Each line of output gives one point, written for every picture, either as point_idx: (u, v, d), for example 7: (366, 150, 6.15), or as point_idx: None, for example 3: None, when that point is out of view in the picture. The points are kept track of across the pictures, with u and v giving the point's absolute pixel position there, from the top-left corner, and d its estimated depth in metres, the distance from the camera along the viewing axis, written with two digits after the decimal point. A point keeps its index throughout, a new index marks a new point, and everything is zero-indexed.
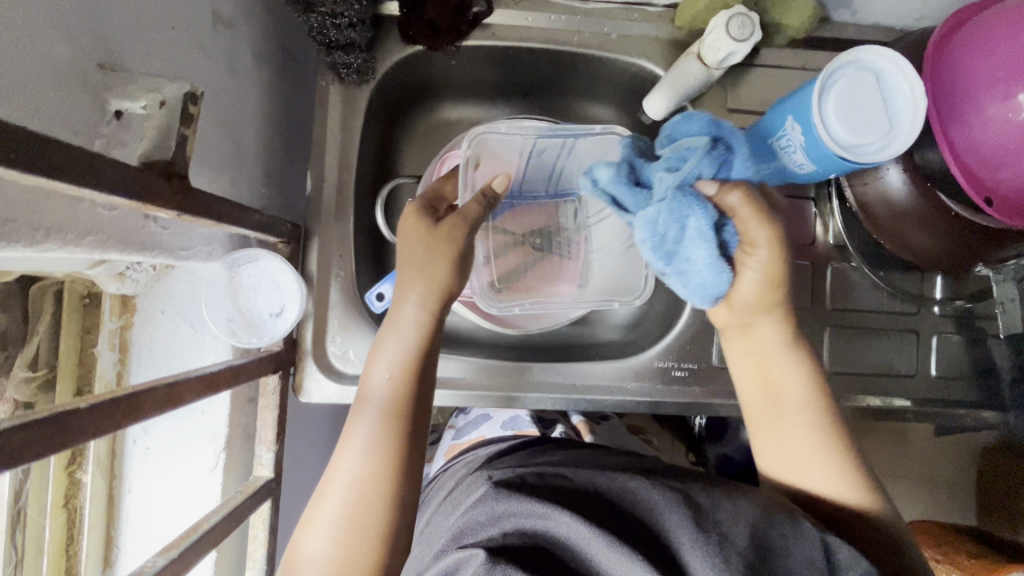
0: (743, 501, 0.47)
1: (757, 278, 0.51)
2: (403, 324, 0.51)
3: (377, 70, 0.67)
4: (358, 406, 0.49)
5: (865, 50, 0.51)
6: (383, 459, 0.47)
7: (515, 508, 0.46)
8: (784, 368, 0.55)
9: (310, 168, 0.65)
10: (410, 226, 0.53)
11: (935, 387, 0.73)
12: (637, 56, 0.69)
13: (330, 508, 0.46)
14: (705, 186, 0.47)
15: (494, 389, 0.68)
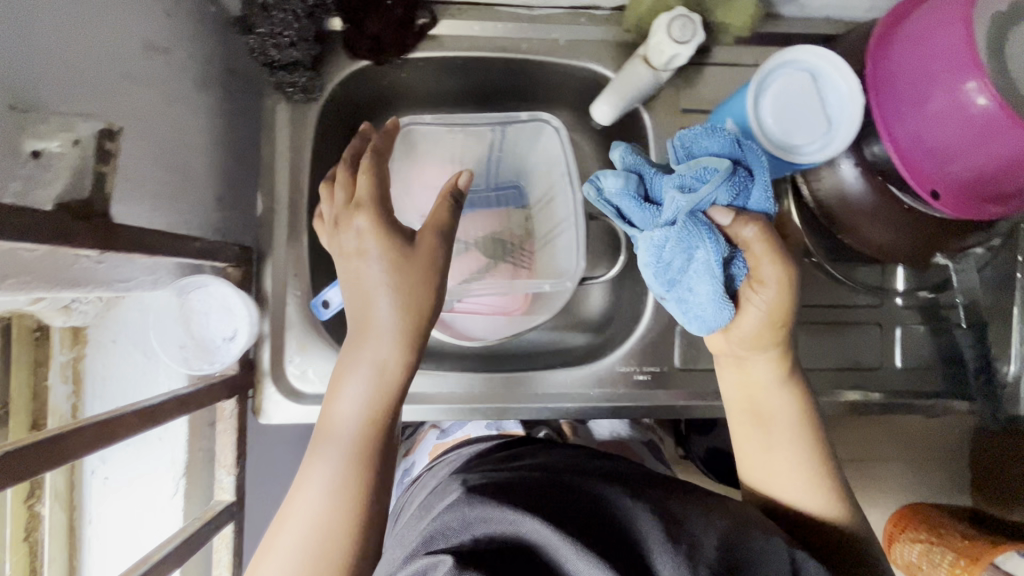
0: (715, 512, 0.47)
1: (760, 318, 0.50)
2: (369, 356, 0.50)
3: (325, 86, 0.66)
4: (322, 441, 0.49)
5: (802, 49, 0.50)
6: (346, 496, 0.47)
7: (489, 513, 0.45)
8: (773, 398, 0.54)
9: (261, 188, 0.65)
10: (381, 249, 0.51)
11: (903, 378, 0.72)
12: (587, 60, 0.68)
13: (287, 541, 0.45)
14: (717, 215, 0.48)
15: (456, 401, 0.68)
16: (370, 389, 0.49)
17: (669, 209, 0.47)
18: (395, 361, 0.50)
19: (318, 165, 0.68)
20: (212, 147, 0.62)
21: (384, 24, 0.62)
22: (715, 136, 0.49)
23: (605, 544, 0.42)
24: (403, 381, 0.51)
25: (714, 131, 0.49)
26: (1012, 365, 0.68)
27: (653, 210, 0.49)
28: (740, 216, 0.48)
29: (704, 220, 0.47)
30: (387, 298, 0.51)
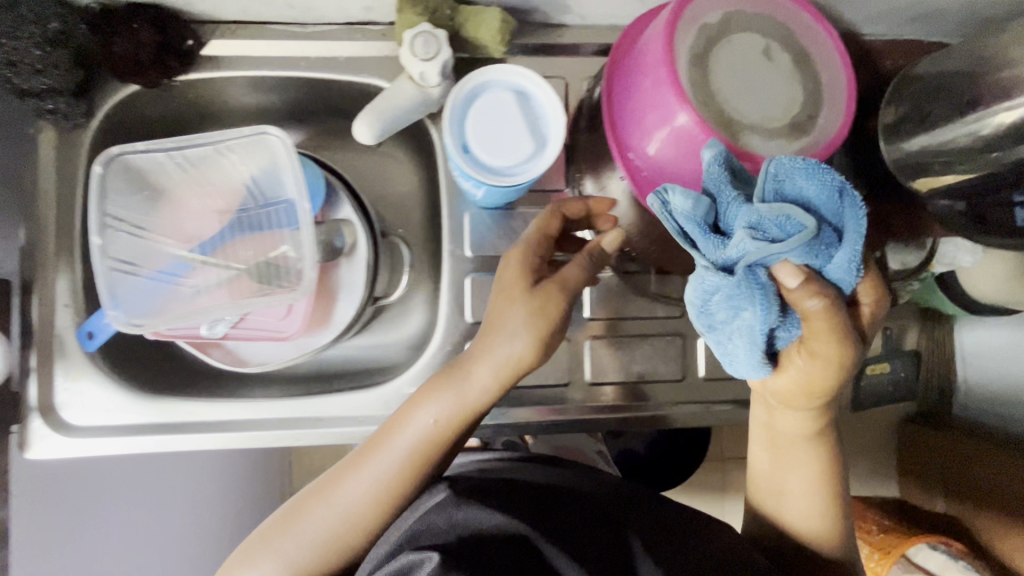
0: (698, 532, 0.52)
1: (799, 381, 0.49)
2: (477, 379, 0.57)
3: (94, 110, 0.65)
4: (386, 434, 0.58)
5: (514, 70, 0.49)
6: (387, 497, 0.56)
7: (477, 514, 0.49)
8: (797, 454, 0.56)
9: (26, 217, 0.63)
10: (506, 275, 0.57)
11: (706, 388, 0.72)
12: (368, 77, 0.67)
13: (318, 522, 0.55)
14: (790, 275, 0.42)
15: (239, 431, 0.66)
16: (447, 413, 0.57)
17: (733, 249, 0.41)
18: (460, 409, 0.57)
19: None
20: None
21: (139, 48, 0.60)
22: (817, 177, 0.41)
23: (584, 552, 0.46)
24: (482, 411, 0.58)
25: (817, 172, 0.41)
26: None
27: (716, 245, 0.42)
28: (806, 274, 0.42)
29: (765, 277, 0.42)
30: (513, 326, 0.56)
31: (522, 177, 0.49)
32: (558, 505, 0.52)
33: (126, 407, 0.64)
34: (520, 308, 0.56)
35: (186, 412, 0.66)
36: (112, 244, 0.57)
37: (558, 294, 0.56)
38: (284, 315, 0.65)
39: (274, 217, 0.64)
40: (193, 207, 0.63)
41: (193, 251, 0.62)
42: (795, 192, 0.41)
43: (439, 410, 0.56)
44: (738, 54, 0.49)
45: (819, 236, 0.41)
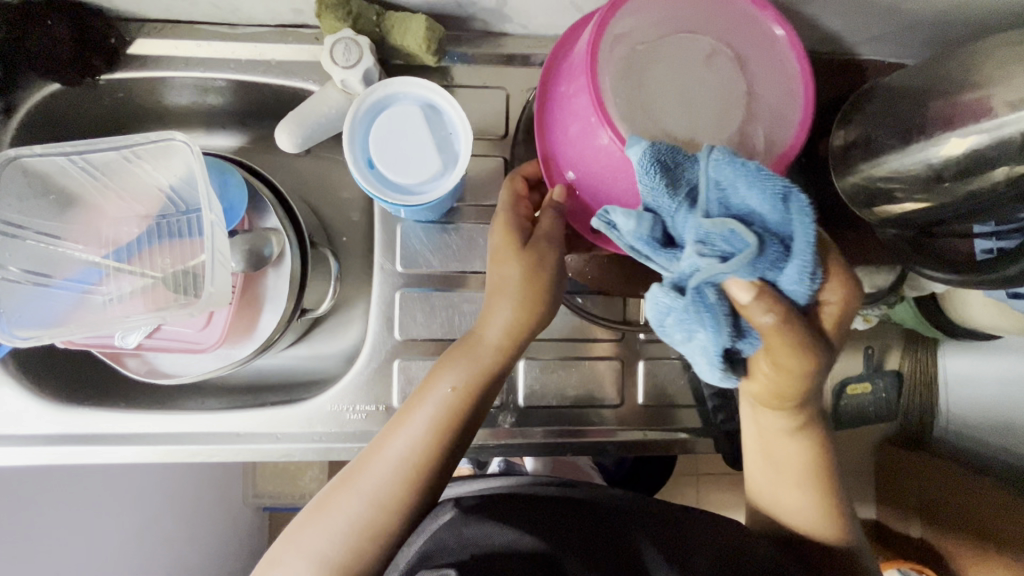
0: (711, 529, 0.52)
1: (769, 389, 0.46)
2: (478, 346, 0.53)
3: (15, 109, 0.63)
4: (400, 416, 0.53)
5: (424, 86, 0.46)
6: (409, 471, 0.50)
7: (486, 531, 0.47)
8: (788, 449, 0.52)
9: None
10: (499, 244, 0.53)
11: (646, 414, 0.69)
12: (299, 81, 0.65)
13: (349, 506, 0.50)
14: (740, 291, 0.38)
15: (152, 442, 0.63)
16: (464, 378, 0.53)
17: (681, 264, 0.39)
18: (469, 377, 0.53)
19: None
20: None
21: (57, 45, 0.59)
22: (760, 183, 0.36)
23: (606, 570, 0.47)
24: (493, 380, 0.54)
25: (759, 176, 0.37)
26: None
27: (668, 258, 0.40)
28: (755, 286, 0.37)
29: (717, 295, 0.39)
30: (503, 300, 0.52)
31: (418, 200, 0.46)
32: (567, 514, 0.52)
33: (41, 415, 0.63)
34: (507, 275, 0.52)
35: (101, 423, 0.64)
36: (15, 256, 0.56)
37: (543, 251, 0.51)
38: (204, 325, 0.63)
39: (192, 224, 0.61)
40: (110, 213, 0.61)
41: (108, 258, 0.60)
42: (739, 200, 0.37)
43: (451, 380, 0.53)
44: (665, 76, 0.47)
45: (768, 254, 0.36)
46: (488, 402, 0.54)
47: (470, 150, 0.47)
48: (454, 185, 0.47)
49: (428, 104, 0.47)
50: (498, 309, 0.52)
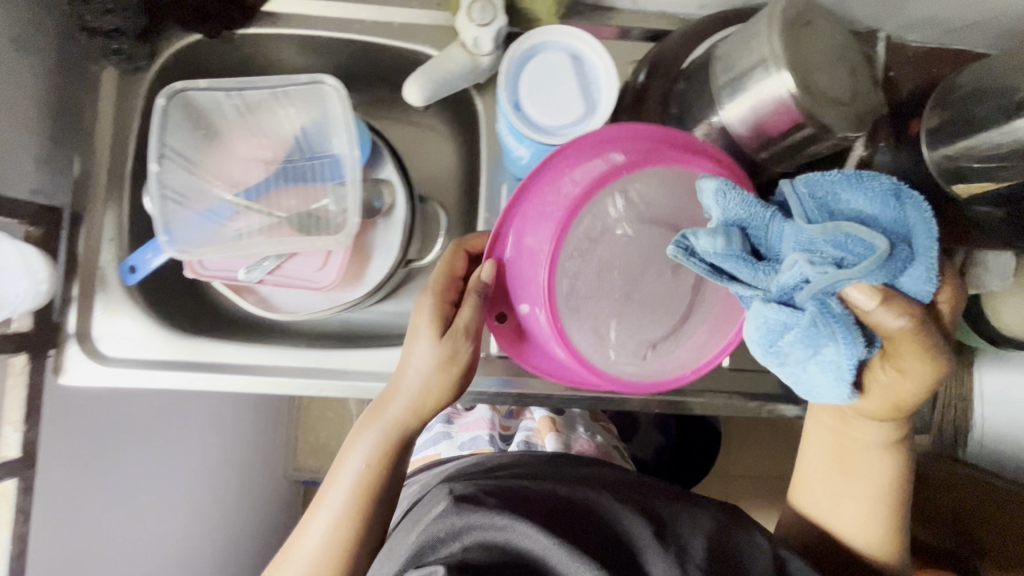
0: (699, 519, 0.58)
1: (883, 392, 0.47)
2: (387, 414, 0.57)
3: (154, 56, 0.67)
4: (332, 478, 0.59)
5: (582, 39, 0.50)
6: (354, 510, 0.57)
7: (480, 522, 0.53)
8: (873, 464, 0.54)
9: (80, 151, 0.65)
10: (414, 331, 0.56)
11: (731, 378, 0.71)
12: (419, 44, 0.69)
13: (311, 539, 0.57)
14: (861, 296, 0.39)
15: (262, 373, 0.67)
16: (376, 445, 0.58)
17: (785, 275, 0.39)
18: (394, 436, 0.58)
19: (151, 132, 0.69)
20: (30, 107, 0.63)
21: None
22: (863, 189, 0.41)
23: (595, 554, 0.51)
24: (407, 440, 0.58)
25: (860, 183, 0.41)
26: None
27: (766, 271, 0.40)
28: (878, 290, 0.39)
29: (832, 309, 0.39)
30: (407, 379, 0.56)
31: (546, 139, 0.49)
32: (563, 509, 0.56)
33: (158, 341, 0.66)
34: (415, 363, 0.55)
35: (211, 352, 0.67)
36: (169, 174, 0.60)
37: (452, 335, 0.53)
38: (319, 267, 0.66)
39: (320, 172, 0.66)
40: (245, 154, 0.66)
41: (240, 196, 0.64)
42: (843, 207, 0.41)
43: (371, 438, 0.58)
44: (818, 38, 0.49)
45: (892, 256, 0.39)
46: (410, 446, 0.60)
47: (610, 110, 0.50)
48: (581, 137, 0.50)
49: (583, 60, 0.50)
50: (410, 377, 0.55)
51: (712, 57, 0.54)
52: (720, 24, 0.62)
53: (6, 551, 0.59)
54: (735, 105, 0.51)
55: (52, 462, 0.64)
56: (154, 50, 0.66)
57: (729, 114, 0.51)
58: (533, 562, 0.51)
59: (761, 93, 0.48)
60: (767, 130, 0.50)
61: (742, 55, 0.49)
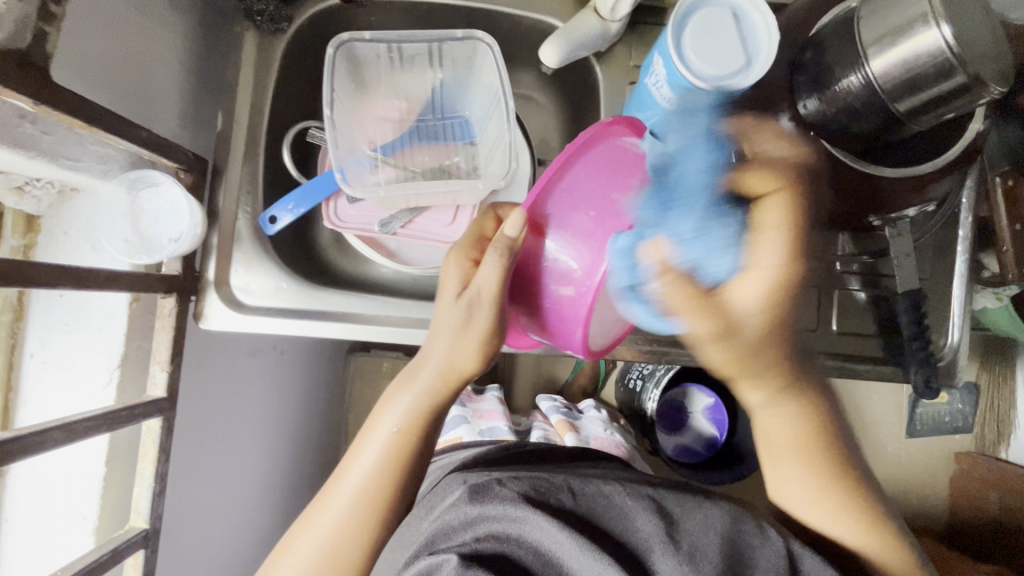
0: (711, 513, 0.55)
1: (751, 305, 0.50)
2: (420, 378, 0.58)
3: (292, 19, 0.69)
4: (360, 441, 0.59)
5: None
6: (385, 471, 0.57)
7: (492, 512, 0.54)
8: (790, 424, 0.57)
9: (223, 107, 0.68)
10: (444, 294, 0.57)
11: (836, 340, 0.74)
12: (544, 13, 0.72)
13: (344, 494, 0.57)
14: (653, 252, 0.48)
15: (391, 325, 0.68)
16: (407, 413, 0.58)
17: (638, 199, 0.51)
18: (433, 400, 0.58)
19: (283, 92, 0.72)
20: (179, 61, 0.65)
21: None
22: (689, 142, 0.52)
23: (606, 547, 0.51)
24: (435, 409, 0.59)
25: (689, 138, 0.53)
26: (952, 335, 0.72)
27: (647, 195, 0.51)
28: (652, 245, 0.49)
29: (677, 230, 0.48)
30: (436, 342, 0.57)
31: (699, 85, 0.52)
32: (571, 506, 0.55)
33: (293, 290, 0.68)
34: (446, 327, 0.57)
35: (336, 303, 0.68)
36: (342, 111, 0.63)
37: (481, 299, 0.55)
38: (449, 223, 0.69)
39: (453, 133, 0.69)
40: (379, 114, 0.68)
41: (377, 151, 0.67)
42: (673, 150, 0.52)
43: (407, 400, 0.58)
44: None
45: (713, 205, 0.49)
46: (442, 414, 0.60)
47: (769, 64, 0.52)
48: (735, 88, 0.52)
49: (745, 18, 0.53)
50: (440, 339, 0.57)
51: (858, 16, 0.56)
52: None
53: (150, 489, 0.60)
54: (884, 57, 0.53)
55: (187, 388, 0.74)
56: (294, 12, 0.69)
57: (877, 67, 0.54)
58: (542, 555, 0.51)
59: (915, 45, 0.51)
60: (917, 82, 0.53)
61: (894, 13, 0.53)
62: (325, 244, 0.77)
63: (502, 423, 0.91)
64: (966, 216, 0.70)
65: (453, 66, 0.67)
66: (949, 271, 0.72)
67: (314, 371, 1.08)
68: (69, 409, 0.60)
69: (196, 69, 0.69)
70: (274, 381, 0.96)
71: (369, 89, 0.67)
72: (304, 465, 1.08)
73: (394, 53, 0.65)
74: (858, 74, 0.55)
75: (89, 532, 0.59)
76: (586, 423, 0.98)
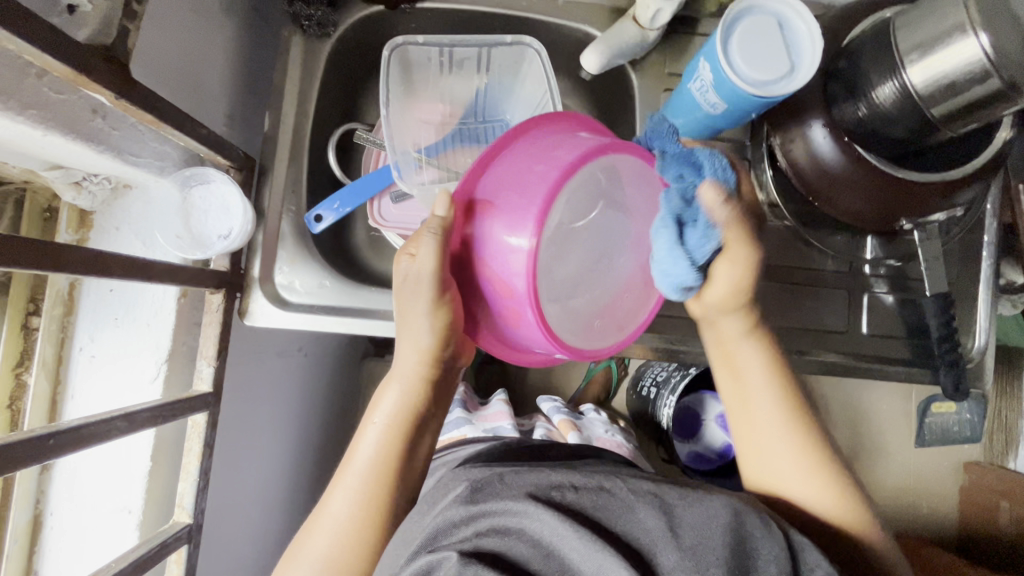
0: (714, 504, 0.51)
1: (728, 287, 0.54)
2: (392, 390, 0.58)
3: (338, 24, 0.71)
4: (346, 464, 0.58)
5: (792, 5, 0.55)
6: (387, 459, 0.57)
7: (492, 508, 0.52)
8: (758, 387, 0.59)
9: (269, 109, 0.69)
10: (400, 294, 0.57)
11: (865, 343, 0.75)
12: (582, 22, 0.73)
13: (345, 492, 0.57)
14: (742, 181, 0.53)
15: None
16: (388, 425, 0.58)
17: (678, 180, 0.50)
18: (420, 393, 0.59)
19: (326, 95, 0.73)
20: (228, 63, 0.67)
21: None
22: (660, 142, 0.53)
23: (610, 542, 0.47)
24: (412, 415, 0.58)
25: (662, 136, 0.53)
26: (980, 337, 0.73)
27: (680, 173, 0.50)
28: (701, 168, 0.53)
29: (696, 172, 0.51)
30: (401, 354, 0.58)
31: (745, 88, 0.54)
32: (572, 500, 0.51)
33: (336, 289, 0.68)
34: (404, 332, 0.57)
35: (377, 302, 0.69)
36: (394, 113, 0.65)
37: (421, 284, 0.53)
38: None
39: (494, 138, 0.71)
40: (422, 117, 0.70)
41: (421, 153, 0.68)
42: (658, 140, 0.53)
43: (394, 396, 0.58)
44: None
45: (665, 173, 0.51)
46: (434, 406, 0.60)
47: (815, 68, 0.54)
48: (780, 92, 0.54)
49: (790, 26, 0.55)
50: (403, 341, 0.57)
51: (894, 27, 0.58)
52: (880, 5, 0.67)
53: (193, 484, 0.60)
54: (921, 65, 0.55)
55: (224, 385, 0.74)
56: (339, 18, 0.71)
57: (914, 74, 0.56)
58: (543, 549, 0.48)
59: (952, 53, 0.53)
60: (953, 88, 0.55)
61: (932, 21, 0.55)
62: (361, 244, 0.78)
63: (506, 423, 0.89)
64: (991, 221, 0.72)
65: (497, 73, 0.70)
66: (974, 277, 0.74)
67: (336, 373, 1.08)
68: (116, 404, 0.60)
69: (242, 71, 0.70)
70: (298, 383, 0.96)
71: (414, 93, 0.69)
72: (322, 467, 1.08)
73: (444, 57, 0.67)
74: (894, 81, 0.58)
75: (133, 527, 0.59)
76: (590, 424, 0.97)
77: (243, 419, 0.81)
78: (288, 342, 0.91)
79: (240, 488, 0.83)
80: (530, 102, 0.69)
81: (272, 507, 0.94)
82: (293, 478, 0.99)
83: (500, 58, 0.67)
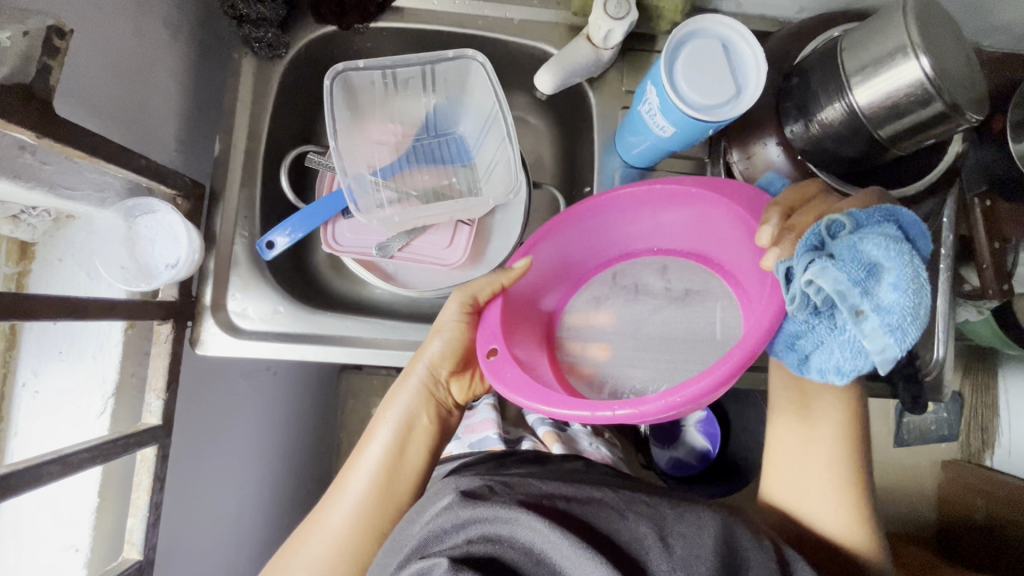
0: (704, 516, 0.50)
1: None
2: (396, 403, 0.61)
3: (289, 45, 0.69)
4: (337, 487, 0.59)
5: (734, 26, 0.55)
6: (382, 480, 0.58)
7: (484, 514, 0.49)
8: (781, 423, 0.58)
9: (220, 133, 0.68)
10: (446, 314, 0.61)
11: None
12: (538, 40, 0.73)
13: (337, 510, 0.57)
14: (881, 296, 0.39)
15: (391, 346, 0.68)
16: (388, 441, 0.60)
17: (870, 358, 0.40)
18: (422, 401, 0.62)
19: (280, 117, 0.72)
20: (174, 87, 0.65)
21: None
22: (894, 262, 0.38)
23: (600, 549, 0.46)
24: (422, 429, 0.62)
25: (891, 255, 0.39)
26: (939, 350, 0.69)
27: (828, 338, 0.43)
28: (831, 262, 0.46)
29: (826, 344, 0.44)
30: (416, 363, 0.62)
31: (691, 112, 0.54)
32: (563, 509, 0.50)
33: (289, 314, 0.67)
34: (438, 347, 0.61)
35: (334, 326, 0.68)
36: (346, 140, 0.66)
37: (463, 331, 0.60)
38: (447, 245, 0.72)
39: (445, 161, 0.73)
40: (376, 139, 0.70)
41: (376, 175, 0.68)
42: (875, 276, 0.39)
43: (402, 404, 0.61)
44: (947, 29, 0.54)
45: (838, 325, 0.42)
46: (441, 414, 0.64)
47: (759, 91, 0.54)
48: (726, 116, 0.54)
49: (735, 49, 0.55)
50: (431, 348, 0.61)
51: (838, 50, 0.58)
52: (832, 22, 0.67)
53: (143, 519, 0.59)
54: (867, 86, 0.55)
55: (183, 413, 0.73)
56: (291, 38, 0.69)
57: (861, 95, 0.56)
58: (537, 555, 0.46)
59: (894, 75, 0.53)
60: (897, 109, 0.55)
61: (876, 43, 0.54)
62: (323, 267, 0.78)
63: (491, 429, 0.87)
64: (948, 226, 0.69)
65: (446, 92, 0.71)
66: None
67: (308, 392, 1.06)
68: (61, 440, 0.59)
69: (191, 94, 0.69)
70: (267, 402, 0.94)
71: (365, 116, 0.70)
72: (299, 487, 1.06)
73: (388, 79, 0.67)
74: (841, 101, 0.58)
75: (82, 565, 0.58)
76: (576, 434, 0.96)
77: (207, 445, 0.79)
78: (255, 364, 0.90)
79: (207, 515, 0.82)
80: (483, 120, 0.71)
81: (247, 532, 0.92)
82: (267, 501, 0.97)
83: (450, 81, 0.69)
